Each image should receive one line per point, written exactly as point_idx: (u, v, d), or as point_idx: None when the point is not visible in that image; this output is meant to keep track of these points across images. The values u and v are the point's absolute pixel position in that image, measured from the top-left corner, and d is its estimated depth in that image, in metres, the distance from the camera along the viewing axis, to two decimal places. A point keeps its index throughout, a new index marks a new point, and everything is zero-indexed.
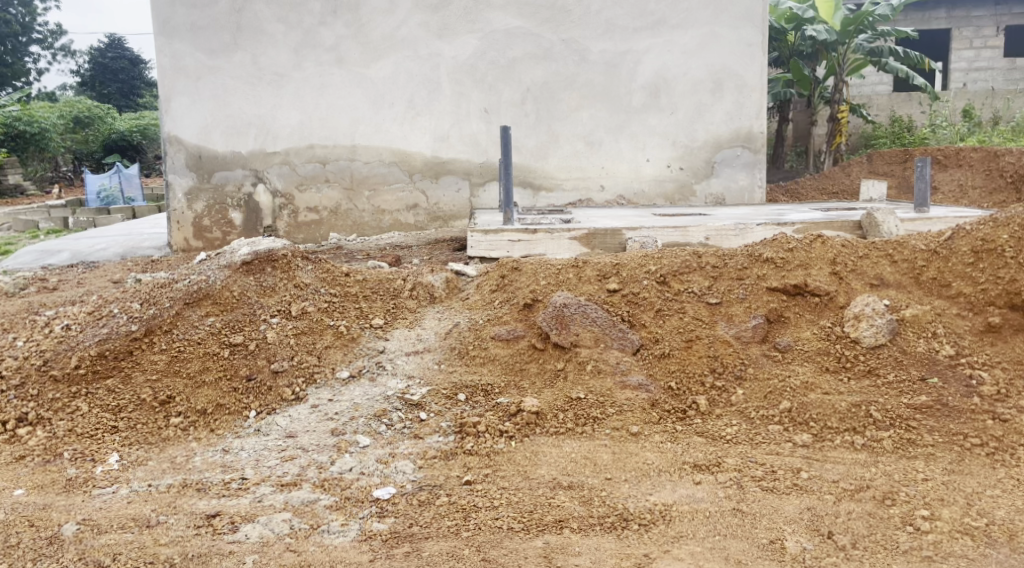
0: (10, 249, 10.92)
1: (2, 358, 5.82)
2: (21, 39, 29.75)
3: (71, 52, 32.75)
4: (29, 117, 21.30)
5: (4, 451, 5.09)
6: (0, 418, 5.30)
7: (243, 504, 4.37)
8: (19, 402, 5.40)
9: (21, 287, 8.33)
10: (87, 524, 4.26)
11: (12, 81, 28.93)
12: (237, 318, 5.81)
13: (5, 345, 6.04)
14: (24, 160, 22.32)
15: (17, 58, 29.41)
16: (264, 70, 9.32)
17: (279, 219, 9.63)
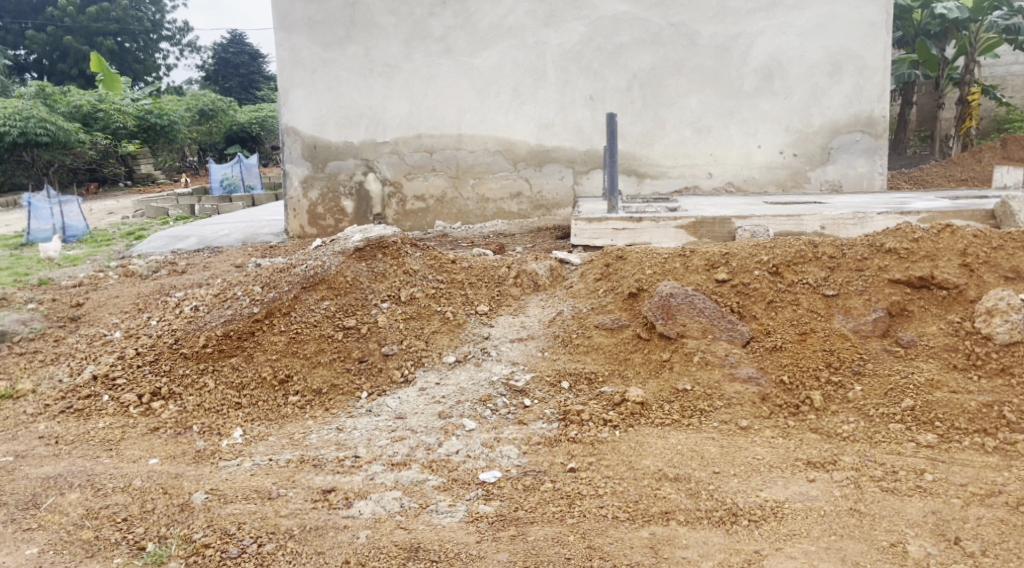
0: (143, 234, 11.52)
1: (139, 335, 6.25)
2: (154, 37, 29.92)
3: (197, 47, 34.05)
4: (158, 110, 21.70)
5: (139, 423, 5.37)
6: (137, 391, 5.62)
7: (356, 480, 4.50)
8: (153, 378, 5.70)
9: (153, 270, 8.79)
10: (214, 493, 4.46)
11: (143, 77, 29.83)
12: (350, 302, 5.99)
13: (140, 325, 6.49)
14: (155, 152, 23.14)
15: (149, 54, 29.89)
16: (375, 61, 9.52)
17: (388, 207, 9.84)
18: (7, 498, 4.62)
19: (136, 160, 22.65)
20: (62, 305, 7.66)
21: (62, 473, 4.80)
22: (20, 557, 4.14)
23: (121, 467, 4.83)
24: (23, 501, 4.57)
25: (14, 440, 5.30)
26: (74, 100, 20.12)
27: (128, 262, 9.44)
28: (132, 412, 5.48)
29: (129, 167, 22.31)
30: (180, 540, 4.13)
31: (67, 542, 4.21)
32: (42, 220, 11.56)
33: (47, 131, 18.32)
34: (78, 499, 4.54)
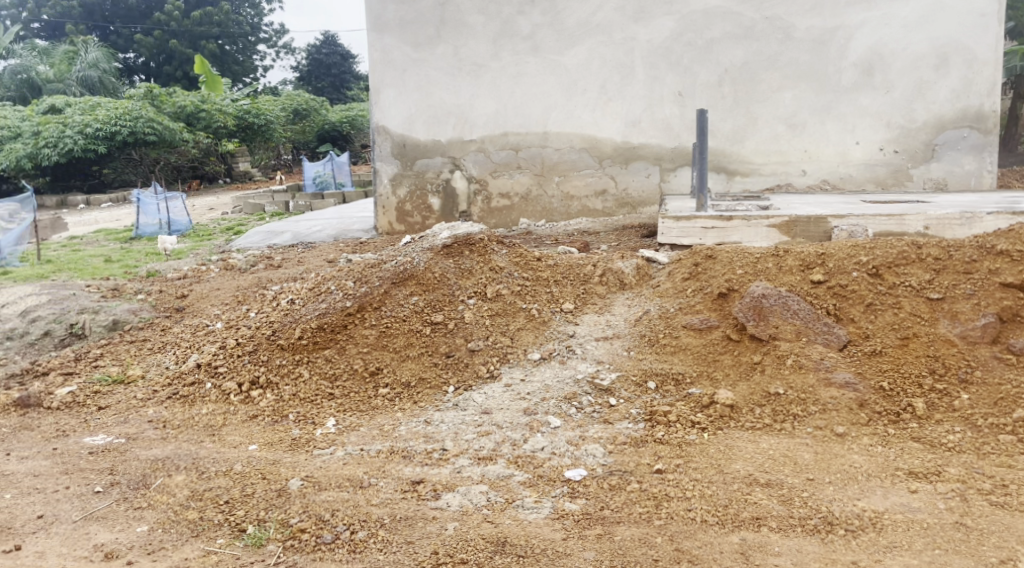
0: (242, 229, 11.93)
1: (240, 326, 6.59)
2: (252, 39, 30.85)
3: (292, 49, 34.92)
4: (257, 110, 22.19)
5: (239, 411, 5.56)
6: (238, 379, 5.82)
7: (444, 473, 4.56)
8: (252, 367, 5.90)
9: (252, 264, 9.07)
10: (310, 480, 4.57)
11: (242, 77, 30.62)
12: (438, 297, 6.07)
13: (240, 316, 6.87)
14: (252, 150, 23.59)
15: (246, 56, 30.79)
16: (464, 61, 9.60)
17: (474, 205, 9.92)
18: (120, 477, 4.86)
19: (235, 158, 23.34)
20: (168, 297, 7.99)
21: (169, 456, 5.01)
22: (132, 533, 4.33)
23: (223, 452, 5.02)
24: (134, 481, 4.79)
25: (125, 423, 5.60)
26: (179, 100, 20.90)
27: (227, 257, 9.77)
28: (233, 399, 5.69)
29: (227, 165, 22.74)
30: (278, 524, 4.24)
31: (174, 521, 4.38)
32: (150, 216, 12.10)
33: (155, 131, 19.06)
34: (184, 481, 4.71)
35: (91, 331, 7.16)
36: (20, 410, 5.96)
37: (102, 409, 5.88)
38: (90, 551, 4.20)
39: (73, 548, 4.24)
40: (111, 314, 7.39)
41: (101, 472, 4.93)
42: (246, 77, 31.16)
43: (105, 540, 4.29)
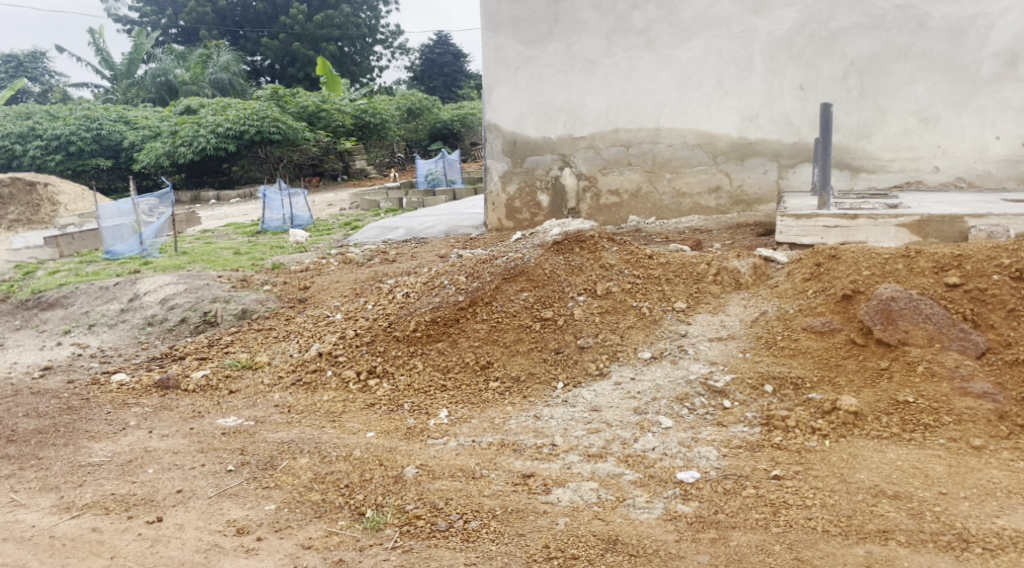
0: (358, 224, 12.25)
1: (359, 317, 6.82)
2: (368, 40, 31.58)
3: (406, 49, 35.58)
4: (373, 110, 22.58)
5: (358, 398, 5.80)
6: (356, 368, 6.07)
7: (554, 468, 4.54)
8: (369, 357, 6.13)
9: (368, 259, 9.27)
10: (425, 469, 4.74)
11: (360, 77, 31.13)
12: (548, 294, 6.02)
13: (358, 308, 7.11)
14: (367, 147, 23.68)
15: (364, 57, 31.21)
16: (576, 57, 9.53)
17: (583, 201, 9.84)
18: (249, 457, 5.13)
19: (351, 156, 23.01)
20: (292, 288, 8.28)
21: (294, 439, 5.31)
22: (261, 511, 4.55)
23: (343, 437, 5.29)
24: (263, 462, 5.06)
25: (254, 406, 5.94)
26: (302, 100, 21.41)
27: (346, 251, 10.01)
28: (352, 387, 5.93)
29: (345, 163, 22.84)
30: (394, 510, 4.40)
31: (299, 502, 4.60)
32: (275, 211, 12.59)
33: (280, 130, 19.79)
34: (308, 463, 4.99)
35: (222, 319, 7.66)
36: (161, 391, 6.37)
37: (233, 392, 6.24)
38: (223, 526, 4.44)
39: (208, 523, 4.48)
40: (240, 303, 7.85)
41: (233, 452, 5.22)
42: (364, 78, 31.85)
43: (237, 516, 4.52)
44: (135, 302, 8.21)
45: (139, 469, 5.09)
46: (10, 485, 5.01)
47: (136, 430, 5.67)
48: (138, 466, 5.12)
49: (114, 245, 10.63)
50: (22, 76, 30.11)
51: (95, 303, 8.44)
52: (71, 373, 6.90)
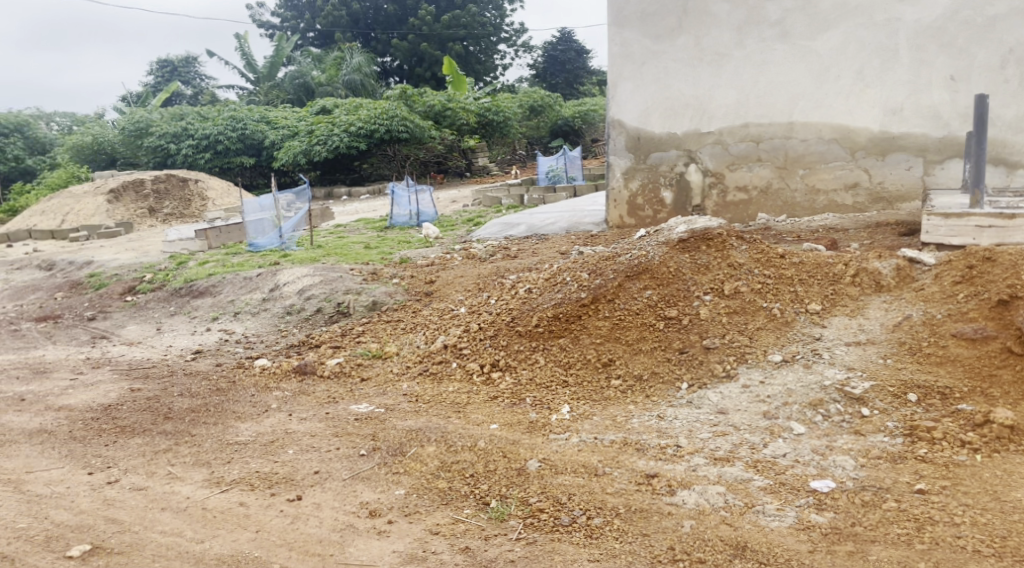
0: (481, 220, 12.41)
1: (482, 312, 6.91)
2: (493, 38, 31.89)
3: (530, 46, 35.73)
4: (497, 108, 22.73)
5: (482, 390, 5.88)
6: (480, 360, 6.17)
7: (679, 470, 4.48)
8: (492, 350, 6.21)
9: (491, 254, 9.38)
10: (547, 463, 4.78)
11: (484, 76, 31.58)
12: (672, 292, 5.94)
13: (482, 302, 7.20)
14: (490, 145, 24.04)
15: (489, 57, 31.59)
16: (705, 50, 9.36)
17: (708, 198, 9.67)
18: (381, 443, 5.33)
19: (475, 154, 23.42)
20: (419, 282, 8.47)
21: (422, 427, 5.45)
22: (392, 495, 4.74)
23: (468, 428, 5.37)
24: (393, 448, 5.25)
25: (384, 394, 6.11)
26: (429, 99, 21.82)
27: (470, 246, 10.16)
28: (476, 379, 6.03)
29: (469, 161, 23.10)
30: (519, 502, 4.47)
31: (426, 488, 4.76)
32: (402, 206, 12.90)
33: (408, 129, 20.23)
34: (435, 451, 5.12)
35: (354, 309, 7.91)
36: (299, 376, 6.64)
37: (365, 380, 6.44)
38: (357, 507, 4.63)
39: (344, 503, 4.68)
40: (370, 295, 8.08)
41: (366, 437, 5.43)
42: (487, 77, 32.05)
43: (369, 499, 4.71)
44: (276, 292, 8.59)
45: (280, 449, 5.35)
46: (166, 458, 5.31)
47: (278, 413, 5.94)
48: (280, 447, 5.38)
49: (257, 238, 11.19)
50: (175, 80, 31.99)
51: (240, 292, 8.89)
52: (219, 357, 7.28)
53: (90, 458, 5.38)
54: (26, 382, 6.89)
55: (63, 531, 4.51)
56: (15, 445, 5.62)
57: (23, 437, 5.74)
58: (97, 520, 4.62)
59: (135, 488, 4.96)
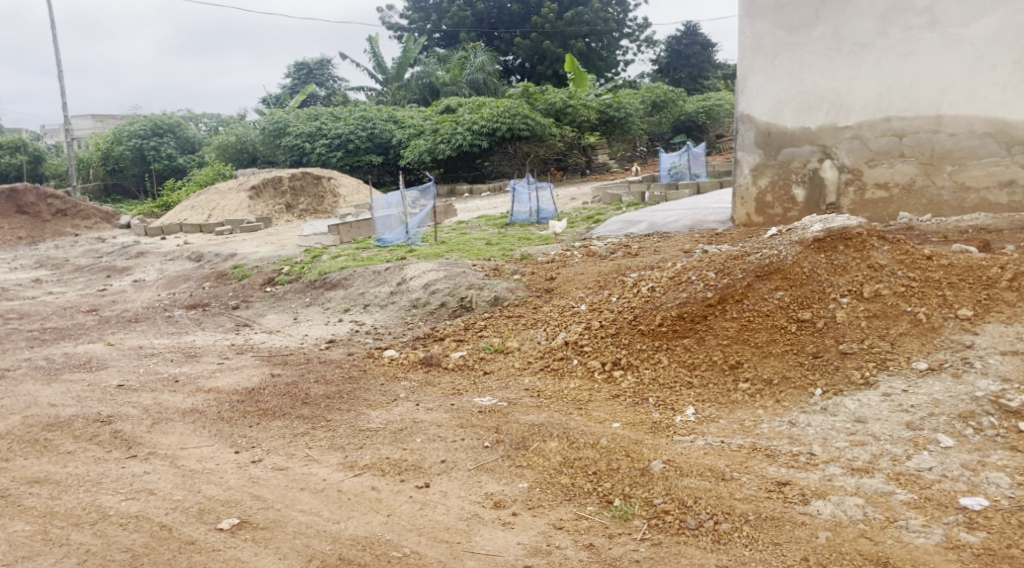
0: (602, 216, 12.36)
1: (604, 310, 6.87)
2: (616, 34, 31.66)
3: (654, 41, 35.25)
4: (618, 103, 22.37)
5: (604, 389, 5.86)
6: (601, 358, 6.14)
7: (813, 479, 4.36)
8: (614, 348, 6.18)
9: (611, 251, 9.31)
10: (672, 464, 4.71)
11: (606, 72, 31.49)
12: (807, 294, 5.77)
13: (603, 300, 7.17)
14: (611, 141, 23.90)
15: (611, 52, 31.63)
16: (844, 41, 9.02)
17: (844, 196, 9.31)
18: (504, 436, 5.38)
19: (594, 151, 23.35)
20: (539, 278, 8.49)
21: (544, 423, 5.47)
22: (516, 487, 4.81)
23: (590, 425, 5.37)
24: (516, 442, 5.29)
25: (507, 388, 6.17)
26: (550, 97, 21.81)
27: (591, 243, 10.16)
28: (597, 377, 6.01)
29: (588, 157, 23.08)
30: (642, 502, 4.45)
31: (550, 483, 4.80)
32: (523, 204, 12.98)
33: (529, 126, 20.34)
34: (557, 447, 5.14)
35: (477, 304, 8.02)
36: (425, 367, 6.78)
37: (488, 373, 6.53)
38: (483, 498, 4.73)
39: (469, 493, 4.80)
40: (493, 290, 8.16)
41: (489, 430, 5.50)
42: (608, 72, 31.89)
43: (494, 490, 4.81)
44: (403, 286, 8.80)
45: (409, 438, 5.49)
46: (305, 441, 5.54)
47: (406, 402, 6.09)
48: (409, 435, 5.52)
49: (384, 234, 11.50)
50: (312, 82, 33.37)
51: (370, 285, 9.15)
52: (351, 347, 7.53)
53: (236, 437, 5.65)
54: (179, 364, 7.31)
55: (215, 505, 4.78)
56: (171, 422, 5.96)
57: (177, 415, 6.09)
58: (243, 496, 4.87)
59: (277, 468, 5.20)
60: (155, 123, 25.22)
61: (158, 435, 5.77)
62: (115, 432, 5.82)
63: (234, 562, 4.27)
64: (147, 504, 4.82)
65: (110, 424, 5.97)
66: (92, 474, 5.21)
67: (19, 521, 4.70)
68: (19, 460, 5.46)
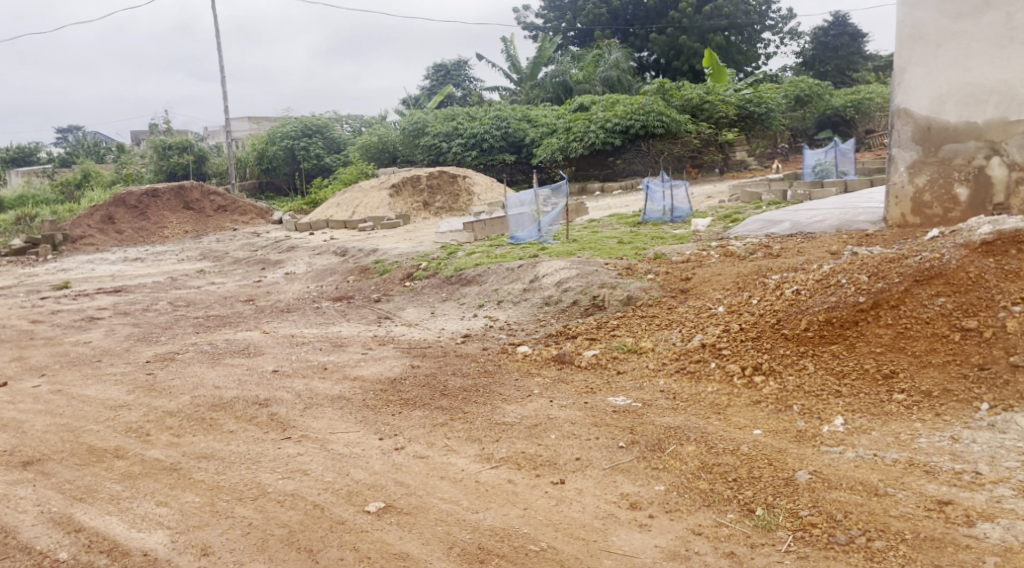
0: (740, 215, 12.01)
1: (743, 312, 6.67)
2: (757, 26, 30.72)
3: (799, 34, 33.95)
4: (759, 99, 21.76)
5: (743, 394, 5.68)
6: (741, 362, 5.97)
7: (979, 499, 4.20)
8: (754, 353, 6.00)
9: (751, 252, 9.03)
10: (819, 476, 4.58)
11: (745, 67, 30.65)
12: (973, 301, 5.51)
13: (742, 303, 6.94)
14: (751, 139, 23.27)
15: (751, 45, 30.79)
16: (1018, 29, 8.44)
17: (1013, 196, 8.73)
18: (639, 437, 5.28)
19: (732, 147, 22.78)
20: (674, 279, 8.30)
21: (681, 426, 5.35)
22: (652, 490, 4.71)
23: (729, 431, 5.23)
24: (651, 443, 5.19)
25: (641, 389, 6.06)
26: (687, 93, 21.40)
27: (729, 243, 9.89)
28: (736, 382, 5.82)
29: (726, 155, 22.51)
30: (787, 513, 4.32)
31: (687, 487, 4.69)
32: (656, 202, 12.74)
33: (664, 123, 20.06)
34: (695, 451, 5.02)
35: (609, 303, 7.93)
36: (558, 364, 6.75)
37: (621, 373, 6.42)
38: (618, 498, 4.67)
39: (604, 492, 4.74)
40: (626, 290, 8.04)
41: (624, 430, 5.41)
42: (747, 66, 30.97)
43: (630, 490, 4.73)
44: (535, 283, 8.79)
45: (543, 433, 5.46)
46: (444, 432, 5.61)
47: (540, 398, 6.07)
48: (543, 431, 5.50)
49: (516, 232, 11.54)
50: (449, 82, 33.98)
51: (503, 282, 9.20)
52: (485, 341, 7.58)
53: (380, 425, 5.78)
54: (327, 353, 7.55)
55: (362, 488, 4.93)
56: (321, 408, 6.16)
57: (327, 401, 6.28)
58: (388, 482, 4.99)
59: (419, 456, 5.29)
60: (306, 124, 26.24)
61: (309, 419, 5.96)
62: (271, 415, 6.06)
63: (380, 545, 4.39)
64: (301, 484, 5.00)
65: (268, 407, 6.22)
66: (252, 453, 5.44)
67: (190, 492, 4.96)
68: (188, 436, 5.76)
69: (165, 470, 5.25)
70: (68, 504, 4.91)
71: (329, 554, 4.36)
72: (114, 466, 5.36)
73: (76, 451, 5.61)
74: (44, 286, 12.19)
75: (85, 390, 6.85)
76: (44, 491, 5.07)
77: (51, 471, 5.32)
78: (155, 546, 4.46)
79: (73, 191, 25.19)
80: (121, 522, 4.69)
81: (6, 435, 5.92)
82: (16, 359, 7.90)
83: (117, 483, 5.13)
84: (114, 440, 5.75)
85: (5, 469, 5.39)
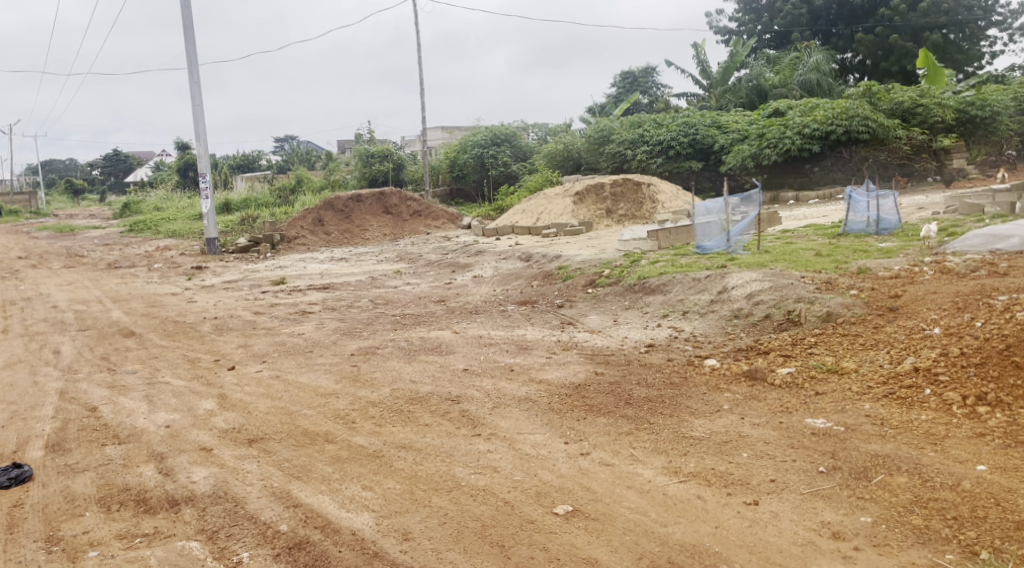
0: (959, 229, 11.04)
1: (964, 335, 6.19)
2: (981, 23, 27.94)
3: None
4: (982, 100, 20.37)
5: (964, 425, 5.26)
6: (962, 391, 5.60)
7: None
8: (978, 382, 5.63)
9: (973, 269, 8.30)
10: None
11: (964, 66, 28.35)
12: None
13: (963, 324, 6.40)
14: (970, 145, 21.52)
15: (974, 43, 28.32)
16: None
17: None
18: (841, 463, 4.94)
19: (949, 155, 20.85)
20: (881, 296, 7.74)
21: (890, 454, 4.97)
22: (857, 520, 4.39)
23: (948, 464, 4.80)
24: (856, 471, 4.84)
25: (843, 413, 5.67)
26: (897, 96, 20.20)
27: (944, 258, 9.14)
28: (957, 412, 5.42)
29: (939, 161, 20.83)
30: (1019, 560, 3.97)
31: (898, 521, 4.34)
32: (859, 213, 12.01)
33: (869, 128, 18.93)
34: (907, 483, 4.65)
35: (806, 319, 7.52)
36: (749, 381, 6.45)
37: (821, 394, 6.04)
38: (819, 525, 4.38)
39: (803, 518, 4.46)
40: (825, 305, 7.60)
41: (824, 454, 5.08)
42: (970, 65, 28.56)
43: (831, 519, 4.43)
44: (724, 295, 8.46)
45: (735, 451, 5.23)
46: (630, 441, 5.49)
47: (730, 415, 5.82)
48: (734, 448, 5.26)
49: (704, 241, 11.22)
50: (638, 89, 33.61)
51: (690, 292, 8.94)
52: (670, 352, 7.38)
53: (565, 428, 5.74)
54: (514, 355, 7.61)
55: (550, 489, 4.90)
56: (510, 408, 6.19)
57: (515, 402, 6.31)
58: (575, 486, 4.93)
59: (605, 463, 5.20)
60: (495, 133, 26.77)
61: (498, 418, 6.01)
62: (463, 411, 6.15)
63: (570, 548, 4.34)
64: (492, 480, 5.04)
65: (460, 403, 6.33)
66: (446, 447, 5.54)
67: (391, 479, 5.11)
68: (389, 426, 5.94)
69: (369, 457, 5.44)
70: (287, 480, 5.17)
71: (521, 551, 4.35)
72: (325, 449, 5.61)
73: (292, 432, 5.92)
74: (264, 281, 13.08)
75: (298, 377, 7.25)
76: (266, 467, 5.37)
77: (272, 450, 5.64)
78: (363, 527, 4.61)
79: (288, 195, 26.97)
80: (332, 501, 4.88)
81: (234, 414, 6.34)
82: (241, 345, 8.48)
83: (328, 465, 5.36)
84: (324, 425, 6.03)
85: (233, 444, 5.76)
